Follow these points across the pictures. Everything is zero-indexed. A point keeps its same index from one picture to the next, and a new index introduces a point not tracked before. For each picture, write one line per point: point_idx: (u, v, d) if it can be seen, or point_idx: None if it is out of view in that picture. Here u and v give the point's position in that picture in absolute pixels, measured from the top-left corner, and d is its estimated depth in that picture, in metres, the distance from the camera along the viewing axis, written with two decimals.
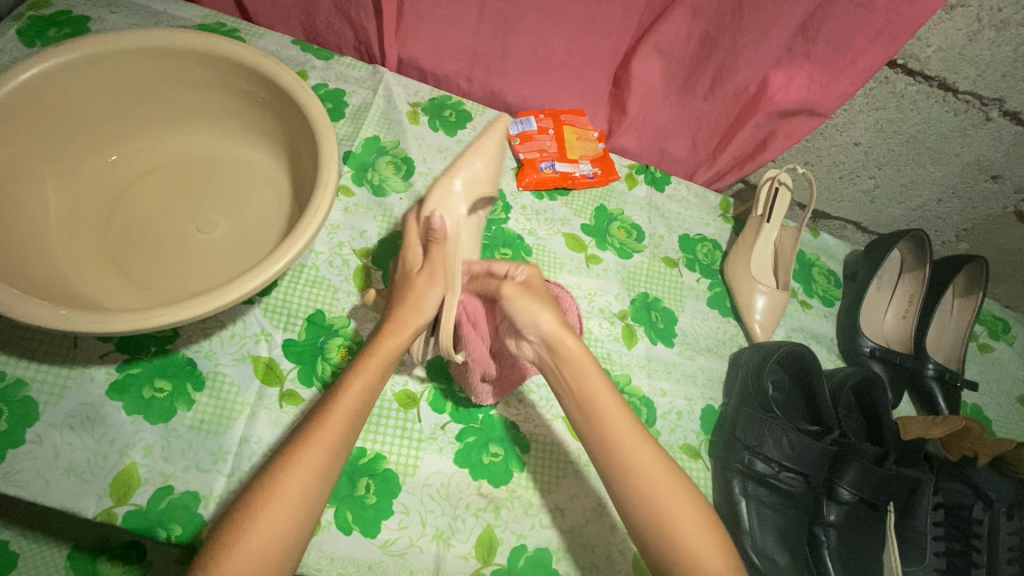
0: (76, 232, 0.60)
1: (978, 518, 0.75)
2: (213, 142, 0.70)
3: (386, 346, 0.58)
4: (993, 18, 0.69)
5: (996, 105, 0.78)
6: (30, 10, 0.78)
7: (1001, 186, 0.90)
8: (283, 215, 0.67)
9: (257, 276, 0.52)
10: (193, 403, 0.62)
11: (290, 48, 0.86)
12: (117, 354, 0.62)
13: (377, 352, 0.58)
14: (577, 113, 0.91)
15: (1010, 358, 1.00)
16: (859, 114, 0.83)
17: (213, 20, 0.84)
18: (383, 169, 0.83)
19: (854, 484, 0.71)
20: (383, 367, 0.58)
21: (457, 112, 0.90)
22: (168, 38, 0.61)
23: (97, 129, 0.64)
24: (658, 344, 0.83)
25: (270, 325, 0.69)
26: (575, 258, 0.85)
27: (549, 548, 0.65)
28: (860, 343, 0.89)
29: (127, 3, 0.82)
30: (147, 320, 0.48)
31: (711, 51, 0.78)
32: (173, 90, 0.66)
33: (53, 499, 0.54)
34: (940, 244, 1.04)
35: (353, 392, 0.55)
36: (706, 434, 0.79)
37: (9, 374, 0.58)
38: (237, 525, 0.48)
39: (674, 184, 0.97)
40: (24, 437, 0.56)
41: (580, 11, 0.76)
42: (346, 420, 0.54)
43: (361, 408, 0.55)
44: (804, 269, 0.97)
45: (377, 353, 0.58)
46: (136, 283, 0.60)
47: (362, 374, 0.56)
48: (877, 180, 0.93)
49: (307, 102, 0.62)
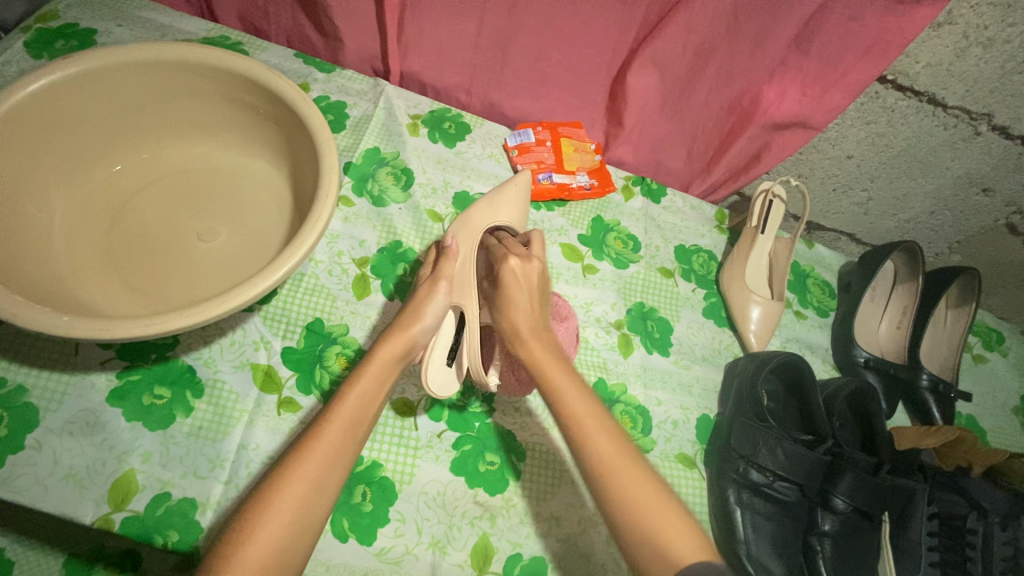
0: (78, 240, 0.61)
1: (971, 527, 0.75)
2: (217, 152, 0.72)
3: (384, 354, 0.61)
4: (980, 35, 0.70)
5: (985, 120, 0.79)
6: (38, 22, 0.80)
7: (992, 199, 0.91)
8: (284, 224, 0.68)
9: (258, 285, 0.52)
10: (192, 410, 0.63)
11: (293, 61, 0.88)
12: (117, 361, 0.63)
13: (375, 362, 0.60)
14: (574, 126, 0.92)
15: (1004, 369, 1.01)
16: (851, 128, 0.84)
17: (218, 34, 0.86)
18: (383, 179, 0.84)
19: (849, 493, 0.72)
20: (384, 376, 0.60)
21: (457, 124, 0.92)
22: (173, 51, 0.63)
23: (103, 139, 0.65)
24: (654, 353, 0.83)
25: (270, 333, 0.70)
26: (572, 268, 0.86)
27: (545, 557, 0.65)
28: (854, 353, 0.90)
29: (134, 17, 0.84)
30: (149, 327, 0.49)
31: (706, 65, 0.80)
32: (176, 102, 0.67)
33: (50, 504, 0.55)
34: (934, 256, 1.05)
35: (356, 397, 0.57)
36: (701, 444, 0.79)
37: (11, 380, 0.59)
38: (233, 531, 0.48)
39: (670, 196, 0.98)
40: (23, 443, 0.56)
41: (577, 25, 0.78)
42: (346, 426, 0.55)
43: (363, 417, 0.56)
44: (800, 280, 0.98)
45: (377, 363, 0.60)
46: (137, 291, 0.61)
47: (359, 384, 0.58)
48: (869, 193, 0.94)
49: (309, 114, 0.63)
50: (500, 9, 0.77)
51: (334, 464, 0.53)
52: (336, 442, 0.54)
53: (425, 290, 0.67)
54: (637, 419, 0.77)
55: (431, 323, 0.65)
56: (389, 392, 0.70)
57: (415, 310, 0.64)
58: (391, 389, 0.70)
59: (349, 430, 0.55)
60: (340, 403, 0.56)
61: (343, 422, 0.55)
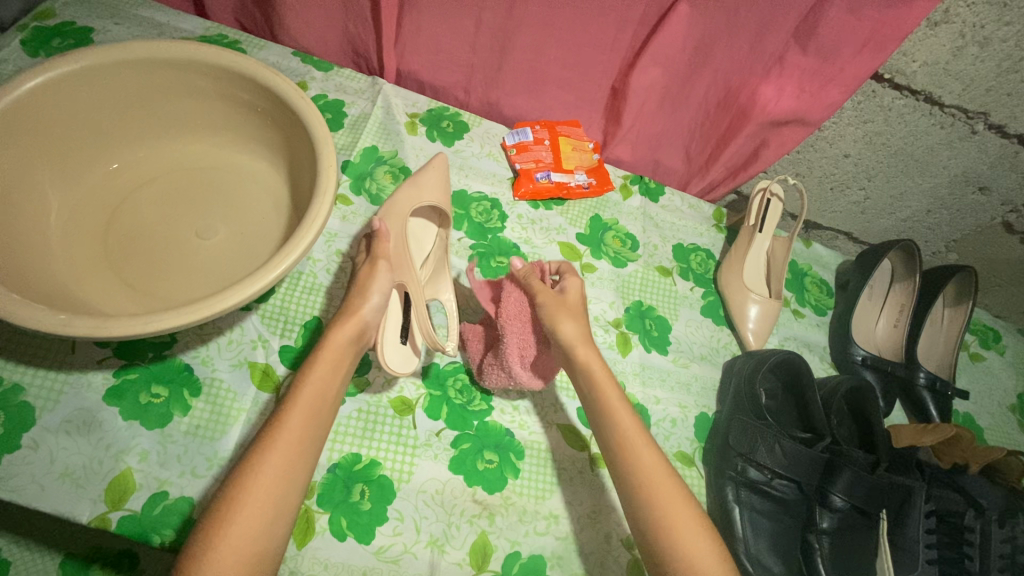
0: (75, 239, 0.61)
1: (970, 525, 0.75)
2: (214, 151, 0.71)
3: (335, 340, 0.61)
4: (977, 34, 0.71)
5: (981, 118, 0.80)
6: (35, 20, 0.79)
7: (988, 198, 0.92)
8: (283, 222, 0.68)
9: (257, 282, 0.52)
10: (189, 408, 0.63)
11: (290, 59, 0.87)
12: (114, 359, 0.63)
13: (326, 346, 0.60)
14: (572, 125, 0.92)
15: (1001, 367, 1.01)
16: (848, 127, 0.85)
17: (216, 32, 0.86)
18: (381, 178, 0.84)
19: (846, 491, 0.73)
20: (338, 362, 0.60)
21: (455, 123, 0.92)
22: (171, 49, 0.63)
23: (99, 137, 0.65)
24: (653, 351, 0.84)
25: (267, 332, 0.69)
26: (570, 267, 0.86)
27: (544, 555, 0.65)
28: (851, 352, 0.90)
29: (130, 15, 0.84)
30: (147, 325, 0.49)
31: (703, 63, 0.80)
32: (174, 100, 0.67)
33: (47, 503, 0.54)
34: (931, 255, 1.06)
35: (312, 385, 0.57)
36: (700, 442, 0.79)
37: (7, 379, 0.59)
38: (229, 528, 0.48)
39: (668, 195, 0.98)
40: (19, 442, 0.56)
41: (575, 25, 0.78)
42: (305, 415, 0.56)
43: (319, 405, 0.57)
44: (797, 279, 0.98)
45: (330, 349, 0.60)
46: (135, 290, 0.61)
47: (315, 370, 0.58)
48: (867, 192, 0.95)
49: (307, 112, 0.63)
50: (498, 8, 0.77)
51: (298, 454, 0.54)
52: (299, 429, 0.55)
53: (365, 272, 0.66)
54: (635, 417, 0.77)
55: (377, 302, 0.64)
56: (388, 390, 0.70)
57: (360, 292, 0.64)
58: (389, 388, 0.70)
59: (310, 417, 0.56)
60: (298, 391, 0.56)
61: (302, 409, 0.56)
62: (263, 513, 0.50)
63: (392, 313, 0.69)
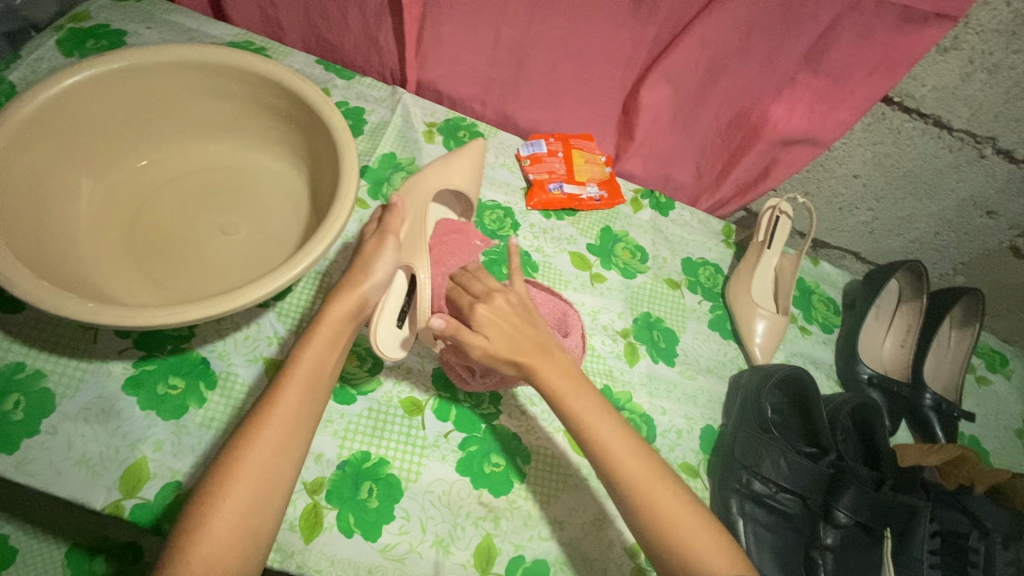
0: (101, 232, 0.63)
1: (975, 546, 0.74)
2: (238, 152, 0.73)
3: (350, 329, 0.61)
4: (985, 61, 0.72)
5: (989, 143, 0.81)
6: (71, 22, 0.82)
7: (996, 222, 0.92)
8: (301, 222, 0.70)
9: (277, 279, 0.54)
10: (204, 401, 0.64)
11: (314, 67, 0.90)
12: (134, 350, 0.64)
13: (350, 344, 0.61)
14: (586, 138, 0.94)
15: (1008, 391, 1.01)
16: (858, 148, 0.86)
17: (243, 39, 0.89)
18: (398, 184, 0.86)
19: (851, 507, 0.72)
20: (337, 333, 0.61)
21: (471, 133, 0.94)
22: (203, 53, 0.65)
23: (127, 135, 0.67)
24: (659, 362, 0.84)
25: (283, 329, 0.71)
26: (580, 277, 0.87)
27: (548, 560, 0.66)
28: (858, 370, 0.91)
29: (162, 20, 0.87)
30: (171, 316, 0.50)
31: (717, 81, 0.82)
32: (202, 102, 0.69)
33: (63, 489, 0.55)
34: (938, 277, 1.06)
35: (315, 357, 0.58)
36: (705, 454, 0.80)
37: (29, 366, 0.60)
38: (220, 497, 0.49)
39: (678, 209, 1.00)
40: (39, 427, 0.58)
41: (592, 42, 0.80)
42: None
43: None
44: (804, 296, 0.99)
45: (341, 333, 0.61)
46: (157, 283, 0.62)
47: None
48: (875, 213, 0.96)
49: (332, 117, 0.65)
50: (519, 22, 0.79)
51: None
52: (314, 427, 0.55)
53: (376, 249, 0.66)
54: (641, 427, 0.78)
55: (380, 280, 0.64)
56: (397, 390, 0.70)
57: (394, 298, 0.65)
58: (400, 388, 0.71)
59: None
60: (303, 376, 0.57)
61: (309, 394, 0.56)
62: (261, 495, 0.51)
63: (396, 287, 0.70)
